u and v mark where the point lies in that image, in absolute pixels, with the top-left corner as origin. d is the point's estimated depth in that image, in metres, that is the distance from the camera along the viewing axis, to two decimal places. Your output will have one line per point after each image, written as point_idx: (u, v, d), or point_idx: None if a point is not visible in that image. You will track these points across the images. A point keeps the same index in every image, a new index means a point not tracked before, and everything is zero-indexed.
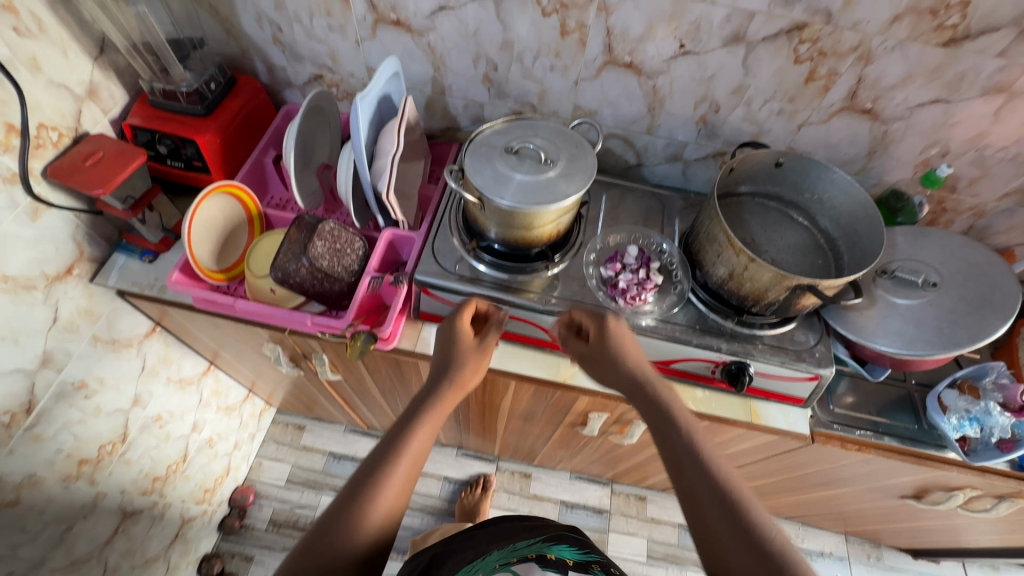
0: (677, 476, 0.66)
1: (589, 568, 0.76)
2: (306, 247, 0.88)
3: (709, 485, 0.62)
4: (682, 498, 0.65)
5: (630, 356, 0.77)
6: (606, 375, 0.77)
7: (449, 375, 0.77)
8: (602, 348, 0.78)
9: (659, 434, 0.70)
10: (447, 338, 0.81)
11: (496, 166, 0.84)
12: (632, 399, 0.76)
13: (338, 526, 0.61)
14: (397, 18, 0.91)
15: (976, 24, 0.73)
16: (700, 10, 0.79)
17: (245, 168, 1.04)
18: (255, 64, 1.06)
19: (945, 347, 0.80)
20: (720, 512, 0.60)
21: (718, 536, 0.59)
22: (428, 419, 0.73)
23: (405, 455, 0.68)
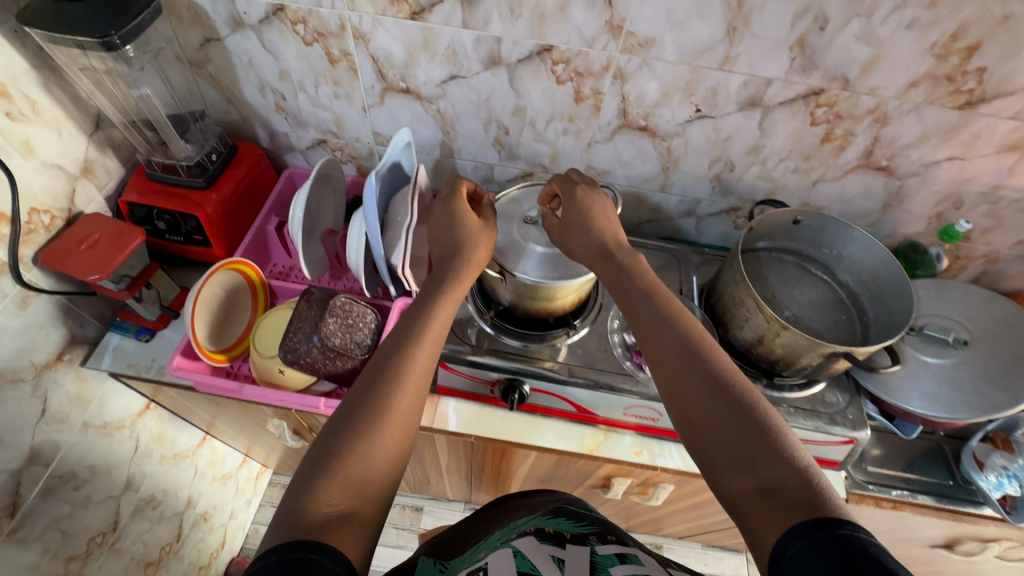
0: (647, 342, 0.65)
1: (586, 539, 0.62)
2: (317, 325, 0.85)
3: (681, 348, 0.62)
4: (655, 370, 0.64)
5: (602, 223, 0.75)
6: (576, 237, 0.75)
7: (461, 258, 0.75)
8: (573, 206, 0.76)
9: (630, 310, 0.69)
10: (446, 219, 0.79)
11: (514, 236, 0.81)
12: (600, 270, 0.75)
13: (361, 408, 0.59)
14: (406, 86, 0.89)
15: (992, 88, 0.74)
16: (717, 76, 0.79)
17: (248, 239, 1.00)
18: (255, 131, 1.03)
19: (983, 411, 0.79)
20: (697, 377, 0.59)
21: (691, 398, 0.59)
22: (444, 303, 0.72)
23: (422, 341, 0.67)
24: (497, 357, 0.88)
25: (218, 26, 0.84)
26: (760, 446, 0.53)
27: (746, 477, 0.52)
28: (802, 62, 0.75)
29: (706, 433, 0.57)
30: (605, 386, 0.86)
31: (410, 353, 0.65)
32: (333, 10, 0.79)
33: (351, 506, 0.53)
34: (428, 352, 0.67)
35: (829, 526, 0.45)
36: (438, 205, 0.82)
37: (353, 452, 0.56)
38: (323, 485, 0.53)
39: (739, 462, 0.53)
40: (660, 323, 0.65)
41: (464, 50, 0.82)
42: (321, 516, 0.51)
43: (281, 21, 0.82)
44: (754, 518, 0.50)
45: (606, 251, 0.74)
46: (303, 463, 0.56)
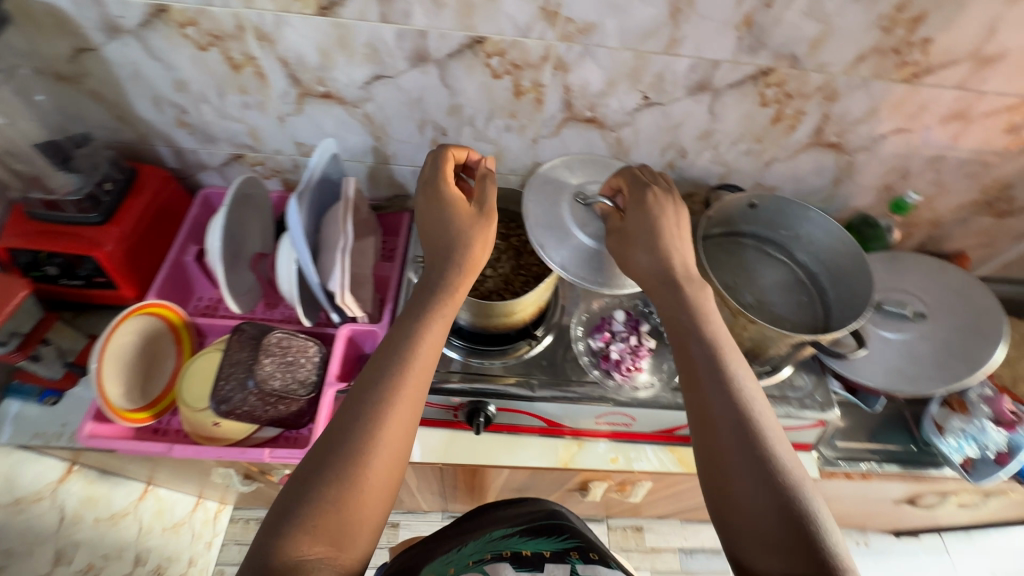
0: (691, 386, 0.60)
1: (566, 555, 0.58)
2: (252, 368, 0.77)
3: (723, 401, 0.57)
4: (696, 423, 0.58)
5: (670, 240, 0.67)
6: (638, 254, 0.67)
7: (451, 269, 0.65)
8: (641, 215, 0.68)
9: (683, 354, 0.62)
10: (434, 209, 0.68)
11: (560, 214, 0.74)
12: (657, 296, 0.67)
13: (340, 445, 0.54)
14: (326, 90, 0.79)
15: (936, 59, 0.72)
16: (663, 61, 0.74)
17: (161, 274, 0.88)
18: (158, 150, 0.90)
19: (946, 381, 0.80)
20: (741, 446, 0.54)
21: (729, 462, 0.54)
22: (435, 319, 0.63)
23: (406, 378, 0.58)
24: (456, 379, 0.82)
25: (90, 33, 0.71)
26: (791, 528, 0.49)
27: (772, 559, 0.49)
28: (750, 41, 0.71)
29: (736, 503, 0.52)
30: (575, 397, 0.82)
31: (396, 388, 0.57)
32: (227, 9, 0.68)
33: (325, 558, 0.48)
34: (416, 389, 0.59)
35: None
36: (423, 190, 0.70)
37: (329, 500, 0.51)
38: (292, 534, 0.48)
39: (769, 543, 0.49)
40: (712, 375, 0.59)
41: (387, 47, 0.73)
42: (288, 563, 0.47)
43: (166, 24, 0.70)
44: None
45: (670, 278, 0.66)
46: (275, 501, 0.52)
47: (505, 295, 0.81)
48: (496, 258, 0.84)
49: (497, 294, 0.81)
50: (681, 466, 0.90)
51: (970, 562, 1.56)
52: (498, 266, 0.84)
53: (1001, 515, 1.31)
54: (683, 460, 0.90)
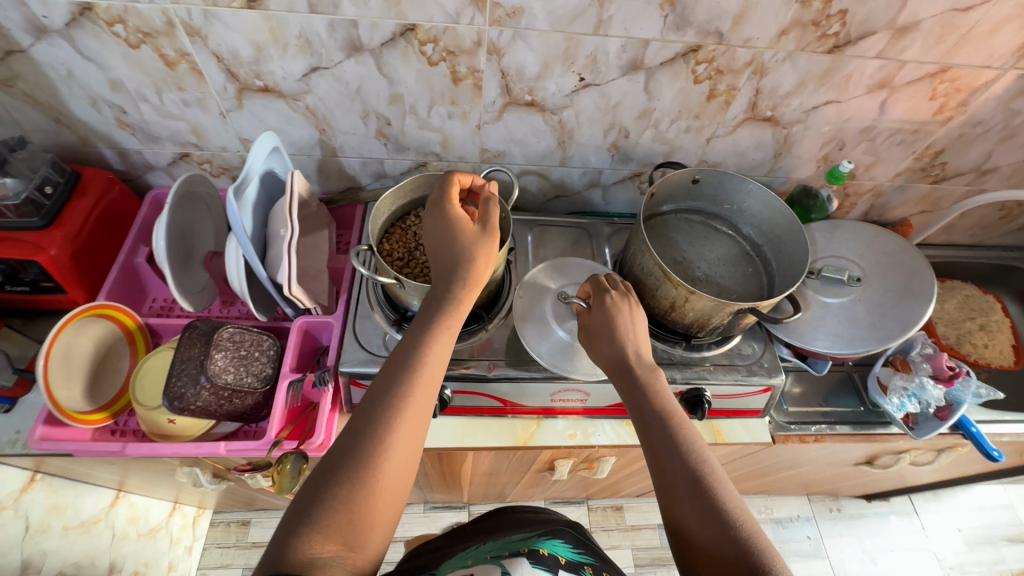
0: (656, 466, 0.62)
1: (580, 568, 0.59)
2: (204, 364, 0.76)
3: (689, 477, 0.58)
4: (658, 486, 0.61)
5: (631, 334, 0.71)
6: (601, 347, 0.72)
7: (460, 278, 0.67)
8: (603, 315, 0.73)
9: (644, 431, 0.64)
10: (439, 226, 0.69)
11: (543, 315, 0.84)
12: (617, 383, 0.70)
13: (349, 458, 0.55)
14: (264, 84, 0.80)
15: (855, 30, 0.75)
16: (594, 42, 0.75)
17: (112, 276, 0.88)
18: (101, 151, 0.90)
19: (881, 341, 0.83)
20: (700, 510, 0.56)
21: (689, 529, 0.56)
22: (441, 331, 0.64)
23: (412, 393, 0.59)
24: None
25: (17, 35, 0.71)
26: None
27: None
28: (675, 20, 0.73)
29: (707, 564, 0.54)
30: (529, 376, 0.83)
31: (403, 400, 0.59)
32: (154, 6, 0.68)
33: (337, 557, 0.50)
34: (419, 404, 0.59)
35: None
36: (430, 210, 0.72)
37: (342, 502, 0.52)
38: (306, 533, 0.50)
39: None
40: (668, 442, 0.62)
41: (320, 38, 0.73)
42: (302, 559, 0.48)
43: (93, 22, 0.70)
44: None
45: (625, 366, 0.69)
46: (296, 498, 0.54)
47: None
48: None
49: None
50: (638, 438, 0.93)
51: (937, 520, 1.62)
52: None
53: (959, 470, 1.36)
54: None
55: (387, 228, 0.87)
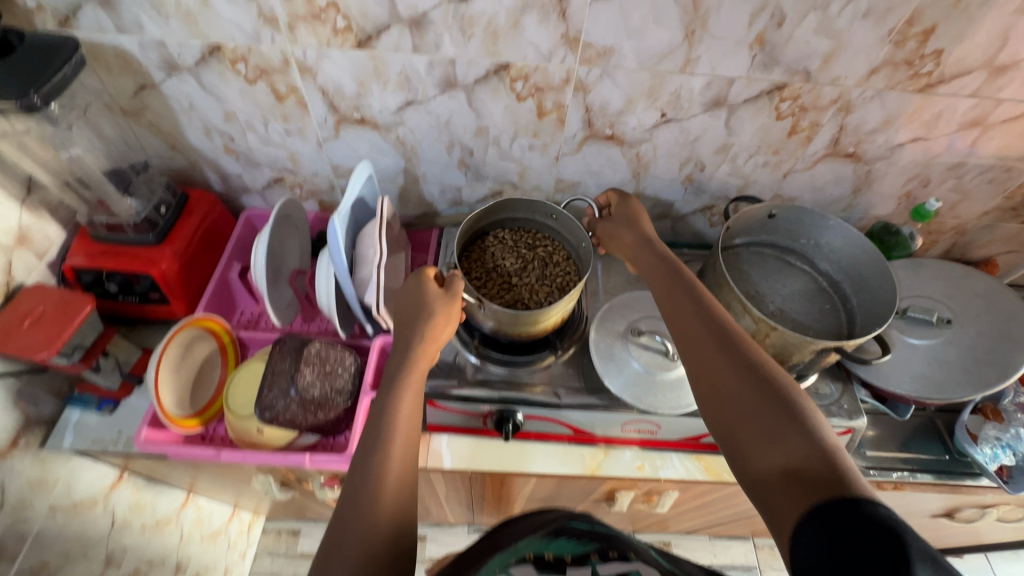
0: (674, 318, 0.67)
1: (587, 558, 0.54)
2: (294, 378, 0.81)
3: (708, 322, 0.63)
4: (678, 335, 0.66)
5: (647, 223, 0.81)
6: (626, 233, 0.80)
7: (421, 329, 0.69)
8: (625, 211, 0.84)
9: (665, 291, 0.70)
10: (411, 291, 0.73)
11: (615, 349, 0.84)
12: (641, 258, 0.77)
13: (345, 537, 0.50)
14: (361, 116, 0.85)
15: (950, 69, 0.74)
16: (679, 80, 0.77)
17: (210, 290, 0.94)
18: (206, 175, 0.97)
19: (975, 388, 0.79)
20: (718, 343, 0.61)
21: (707, 362, 0.60)
22: (405, 387, 0.64)
23: (391, 455, 0.57)
24: (487, 389, 0.84)
25: (152, 71, 0.79)
26: (784, 423, 0.53)
27: (771, 459, 0.52)
28: (763, 59, 0.74)
29: (737, 409, 0.56)
30: (601, 405, 0.83)
31: (384, 466, 0.56)
32: (274, 46, 0.75)
33: None
34: (399, 470, 0.57)
35: (851, 503, 0.44)
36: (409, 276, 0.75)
37: None
38: None
39: (766, 438, 0.53)
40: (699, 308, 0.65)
41: (418, 75, 0.78)
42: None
43: (219, 61, 0.77)
44: (773, 497, 0.50)
45: (650, 243, 0.78)
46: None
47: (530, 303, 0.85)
48: (523, 269, 0.88)
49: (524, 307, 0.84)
50: (708, 474, 0.90)
51: None
52: (524, 276, 0.88)
53: None
54: (709, 468, 0.91)
55: (463, 247, 0.90)
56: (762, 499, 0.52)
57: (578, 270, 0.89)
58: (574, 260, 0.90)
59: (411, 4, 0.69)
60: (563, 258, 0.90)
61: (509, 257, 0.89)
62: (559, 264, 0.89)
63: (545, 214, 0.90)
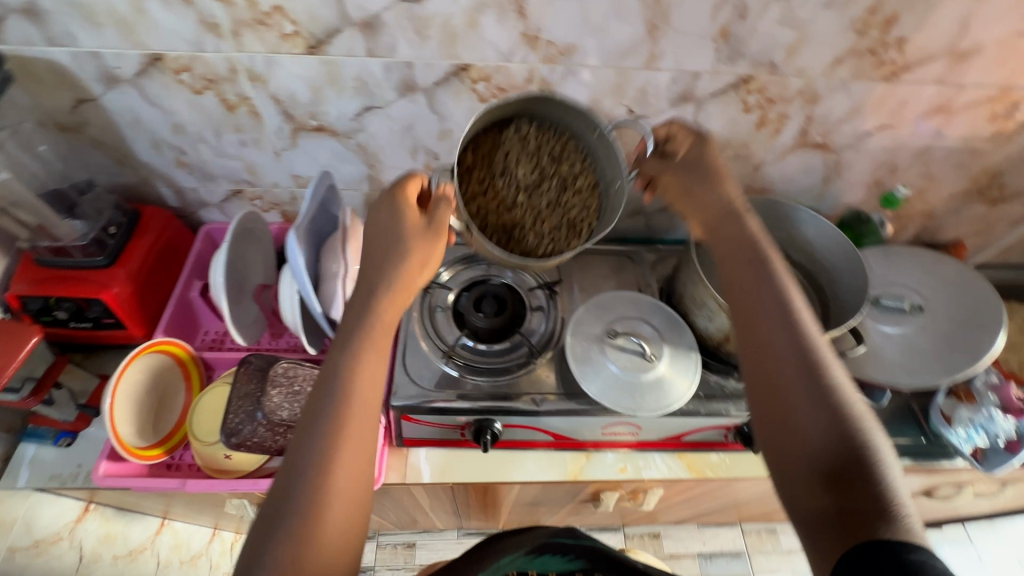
0: (746, 318, 0.61)
1: None
2: (260, 400, 0.77)
3: (785, 334, 0.57)
4: (745, 337, 0.60)
5: (727, 184, 0.69)
6: (703, 195, 0.69)
7: (392, 270, 0.63)
8: (698, 159, 0.69)
9: (741, 286, 0.63)
10: (384, 217, 0.66)
11: (593, 351, 0.82)
12: (716, 233, 0.68)
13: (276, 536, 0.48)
14: (318, 123, 0.81)
15: (913, 56, 0.74)
16: (645, 76, 0.75)
17: (169, 311, 0.90)
18: (159, 190, 0.93)
19: (949, 373, 0.80)
20: (791, 361, 0.56)
21: (773, 376, 0.56)
22: (366, 366, 0.58)
23: (342, 449, 0.53)
24: (463, 399, 0.82)
25: (89, 84, 0.74)
26: (848, 463, 0.49)
27: (818, 492, 0.48)
28: (728, 52, 0.72)
29: (795, 431, 0.52)
30: (580, 410, 0.82)
31: (333, 460, 0.51)
32: (219, 54, 0.71)
33: None
34: (351, 466, 0.52)
35: (896, 551, 0.41)
36: (387, 193, 0.67)
37: None
38: None
39: (822, 476, 0.49)
40: (781, 314, 0.59)
41: (375, 80, 0.75)
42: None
43: (161, 71, 0.73)
44: (815, 531, 0.47)
45: (732, 212, 0.67)
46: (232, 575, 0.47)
47: (529, 237, 0.70)
48: (536, 187, 0.71)
49: (518, 245, 0.69)
50: (690, 471, 0.90)
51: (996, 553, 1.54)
52: (534, 197, 0.71)
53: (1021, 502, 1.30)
54: (691, 465, 0.90)
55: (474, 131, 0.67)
56: (797, 525, 0.50)
57: (600, 208, 0.71)
58: (600, 193, 0.70)
59: (362, 6, 0.66)
60: (588, 185, 0.70)
61: (524, 162, 0.70)
62: (579, 192, 0.71)
63: (588, 125, 0.67)
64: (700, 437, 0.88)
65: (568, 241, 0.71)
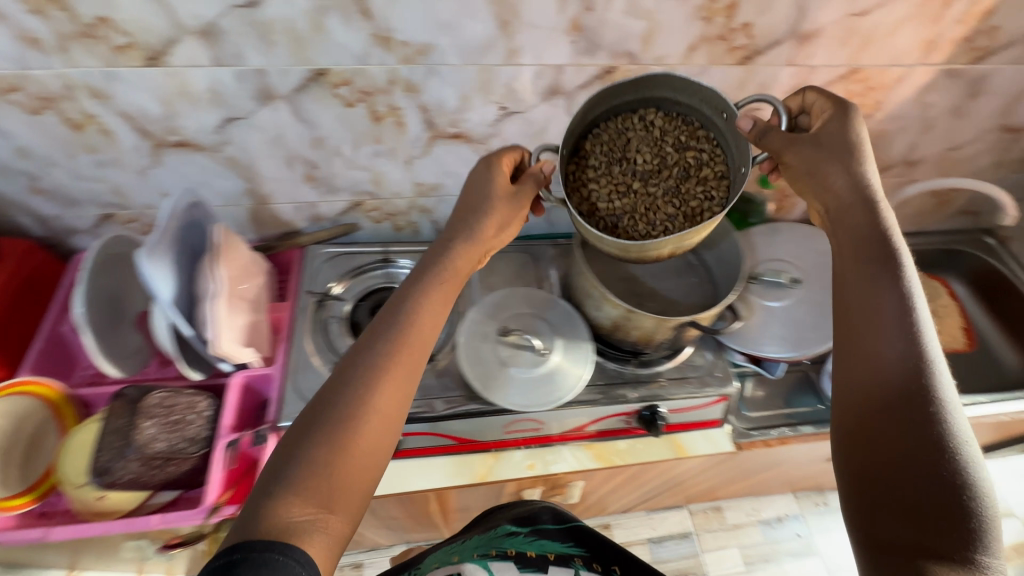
0: (861, 321, 0.60)
1: (572, 562, 0.76)
2: (131, 435, 0.74)
3: (902, 351, 0.56)
4: (852, 335, 0.60)
5: (863, 166, 0.66)
6: (835, 174, 0.66)
7: (474, 233, 0.68)
8: (838, 131, 0.66)
9: (863, 287, 0.61)
10: (479, 180, 0.70)
11: (487, 351, 0.82)
12: (839, 225, 0.66)
13: (319, 425, 0.53)
14: (180, 138, 0.78)
15: (761, 41, 0.77)
16: (509, 72, 0.75)
17: (36, 347, 0.84)
18: (18, 220, 0.86)
19: (822, 341, 0.85)
20: (897, 374, 0.55)
21: (872, 382, 0.56)
22: (421, 312, 0.62)
23: (382, 375, 0.57)
24: None
25: None
26: (937, 496, 0.48)
27: (888, 514, 0.50)
28: (584, 44, 0.73)
29: (881, 443, 0.53)
30: (477, 412, 0.81)
31: (378, 373, 0.57)
32: (50, 71, 0.66)
33: (315, 521, 0.49)
34: (389, 392, 0.57)
35: None
36: (486, 158, 0.72)
37: (319, 464, 0.51)
38: (284, 495, 0.49)
39: (904, 503, 0.49)
40: (897, 325, 0.57)
41: (229, 90, 0.72)
42: (280, 526, 0.47)
43: None
44: (880, 538, 0.49)
45: (866, 199, 0.65)
46: (276, 449, 0.53)
47: (639, 222, 0.71)
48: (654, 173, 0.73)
49: (626, 230, 0.70)
50: (599, 461, 0.90)
51: None
52: (653, 183, 0.73)
53: None
54: (600, 455, 0.90)
55: (599, 123, 0.74)
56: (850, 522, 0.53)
57: (725, 197, 0.71)
58: (728, 183, 0.71)
59: (196, 14, 0.63)
60: (715, 174, 0.71)
61: (645, 150, 0.73)
62: (704, 181, 0.72)
63: (714, 108, 0.69)
64: (604, 425, 0.89)
65: (683, 229, 0.71)
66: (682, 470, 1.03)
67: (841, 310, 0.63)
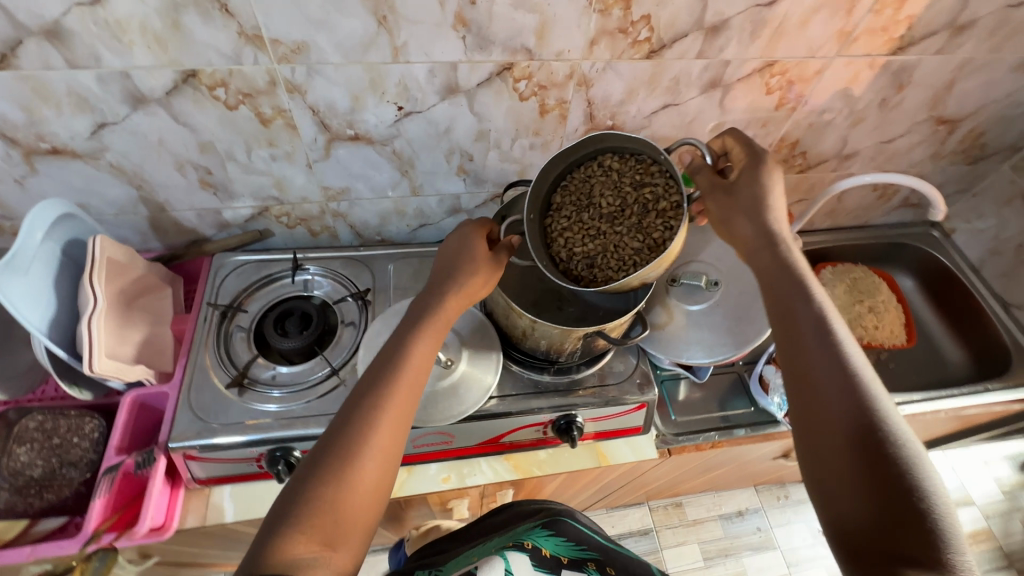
0: (790, 348, 0.57)
1: (584, 565, 0.61)
2: (6, 458, 0.77)
3: (835, 369, 0.54)
4: (788, 362, 0.57)
5: (777, 201, 0.66)
6: (739, 220, 0.65)
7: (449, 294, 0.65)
8: (751, 184, 0.65)
9: (787, 309, 0.59)
10: (453, 250, 0.68)
11: None
12: (756, 256, 0.64)
13: (320, 465, 0.53)
14: (52, 145, 0.73)
15: (665, 33, 0.73)
16: (398, 70, 0.71)
17: None
18: None
19: (738, 346, 0.83)
20: (841, 396, 0.52)
21: (819, 409, 0.53)
22: (413, 357, 0.62)
23: (380, 420, 0.56)
24: (253, 428, 0.76)
25: None
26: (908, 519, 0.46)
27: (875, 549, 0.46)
28: (474, 40, 0.69)
29: (842, 472, 0.49)
30: None
31: (374, 415, 0.56)
32: None
33: (321, 557, 0.48)
34: (387, 437, 0.56)
35: None
36: (460, 228, 0.70)
37: (321, 500, 0.51)
38: (290, 529, 0.49)
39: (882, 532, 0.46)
40: (824, 345, 0.55)
41: (94, 93, 0.67)
42: (288, 564, 0.46)
43: None
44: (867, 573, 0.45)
45: (773, 242, 0.63)
46: (283, 488, 0.53)
47: (611, 260, 0.68)
48: (618, 215, 0.70)
49: (602, 270, 0.68)
50: (517, 472, 0.88)
51: None
52: (618, 225, 0.70)
53: None
54: (519, 466, 0.88)
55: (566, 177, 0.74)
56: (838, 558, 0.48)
57: None
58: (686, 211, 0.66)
59: (36, 13, 0.58)
60: (672, 205, 0.66)
61: (609, 193, 0.71)
62: (663, 214, 0.67)
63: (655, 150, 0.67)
64: (520, 436, 0.86)
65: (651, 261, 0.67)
66: (616, 475, 1.00)
67: (775, 325, 0.60)
